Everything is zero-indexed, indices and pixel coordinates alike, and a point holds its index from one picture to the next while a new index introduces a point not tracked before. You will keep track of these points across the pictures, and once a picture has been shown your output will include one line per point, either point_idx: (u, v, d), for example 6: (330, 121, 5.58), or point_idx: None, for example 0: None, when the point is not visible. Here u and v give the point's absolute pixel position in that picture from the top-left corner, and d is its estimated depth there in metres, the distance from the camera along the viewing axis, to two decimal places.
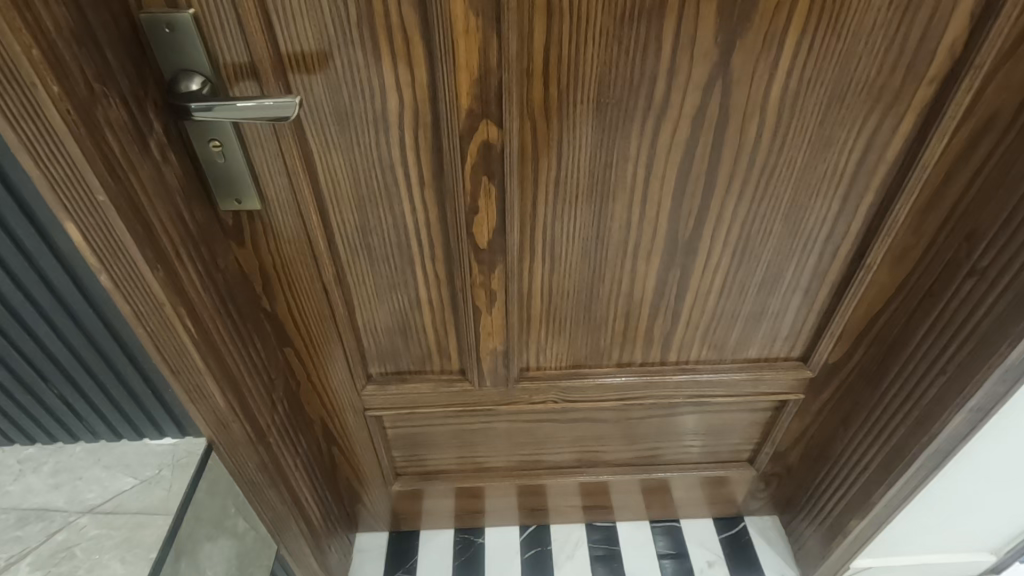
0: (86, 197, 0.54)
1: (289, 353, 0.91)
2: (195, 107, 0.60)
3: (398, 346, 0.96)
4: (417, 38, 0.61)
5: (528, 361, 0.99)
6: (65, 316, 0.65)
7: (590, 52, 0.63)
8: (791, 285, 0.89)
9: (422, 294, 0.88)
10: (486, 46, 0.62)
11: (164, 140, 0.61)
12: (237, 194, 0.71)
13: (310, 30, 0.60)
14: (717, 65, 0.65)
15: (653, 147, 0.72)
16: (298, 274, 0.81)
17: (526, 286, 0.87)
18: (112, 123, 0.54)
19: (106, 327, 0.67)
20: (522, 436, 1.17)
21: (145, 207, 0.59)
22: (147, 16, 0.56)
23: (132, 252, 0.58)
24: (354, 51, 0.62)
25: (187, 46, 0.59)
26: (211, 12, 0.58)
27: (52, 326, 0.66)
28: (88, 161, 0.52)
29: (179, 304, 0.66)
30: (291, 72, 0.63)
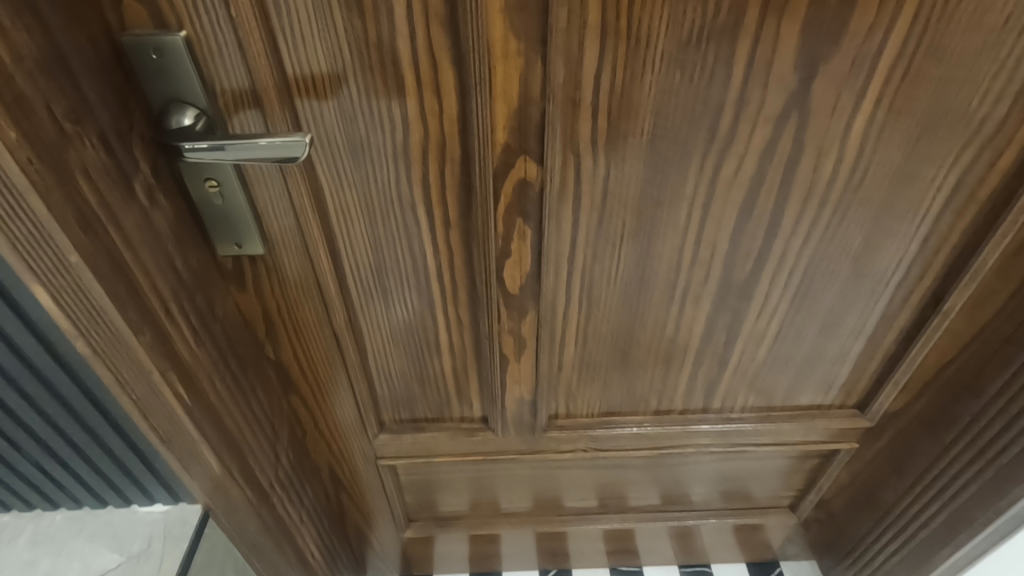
0: (54, 259, 0.45)
1: (295, 401, 0.81)
2: (187, 147, 0.51)
3: (413, 392, 0.87)
4: (446, 62, 0.52)
5: (556, 409, 0.90)
6: (49, 399, 0.59)
7: (648, 79, 0.54)
8: (852, 331, 0.79)
9: (443, 341, 0.78)
10: (527, 74, 0.53)
11: (152, 180, 0.52)
12: (237, 237, 0.61)
13: (321, 53, 0.52)
14: (795, 94, 0.56)
15: (712, 185, 0.63)
16: (305, 319, 0.72)
17: (559, 333, 0.78)
18: (86, 167, 0.45)
19: (95, 405, 0.62)
20: (544, 482, 1.09)
21: (128, 263, 0.51)
22: (132, 38, 0.47)
23: (112, 314, 0.50)
24: (372, 77, 0.53)
25: (179, 75, 0.50)
26: (206, 33, 0.49)
27: (33, 413, 0.60)
28: (57, 219, 0.43)
29: (167, 366, 0.57)
30: (298, 97, 0.54)
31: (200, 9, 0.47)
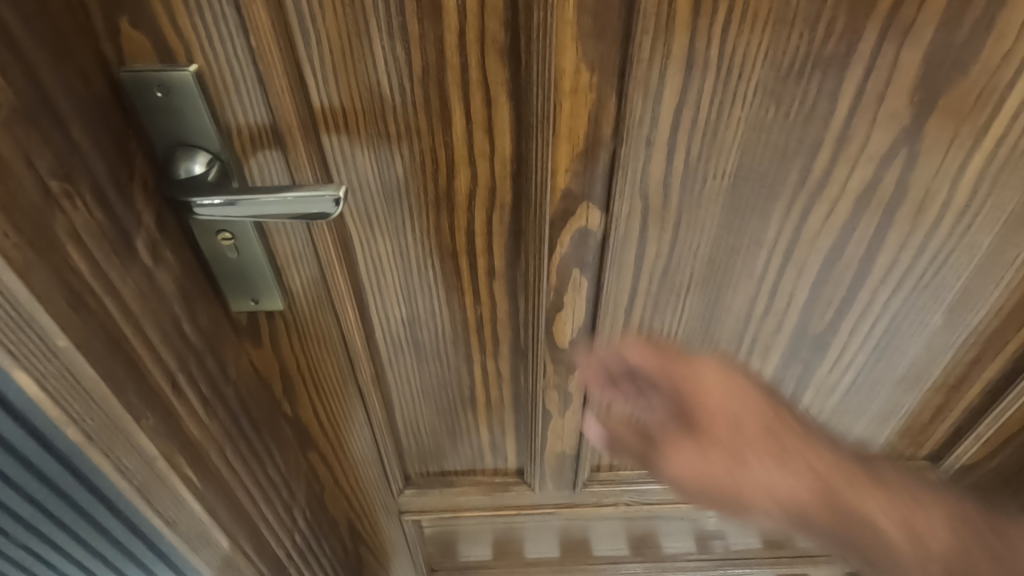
0: (38, 346, 0.37)
1: (312, 456, 0.71)
2: (196, 201, 0.43)
3: (443, 446, 0.79)
4: (502, 97, 0.44)
5: (600, 461, 0.82)
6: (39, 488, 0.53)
7: (737, 115, 0.46)
8: (936, 382, 0.71)
9: (478, 396, 0.71)
10: (598, 111, 0.45)
11: (157, 234, 0.44)
12: (253, 291, 0.53)
13: (356, 86, 0.44)
14: (906, 131, 0.48)
15: (797, 232, 0.55)
16: (328, 376, 0.64)
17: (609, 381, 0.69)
18: (78, 231, 0.37)
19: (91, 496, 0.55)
20: (575, 531, 1.02)
21: (127, 336, 0.42)
22: (130, 73, 0.39)
23: (110, 398, 0.42)
24: (414, 114, 0.45)
25: (187, 116, 0.42)
26: (221, 66, 0.41)
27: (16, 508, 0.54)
28: (42, 298, 0.35)
29: (174, 449, 0.49)
30: (325, 132, 0.46)
31: (215, 37, 0.39)
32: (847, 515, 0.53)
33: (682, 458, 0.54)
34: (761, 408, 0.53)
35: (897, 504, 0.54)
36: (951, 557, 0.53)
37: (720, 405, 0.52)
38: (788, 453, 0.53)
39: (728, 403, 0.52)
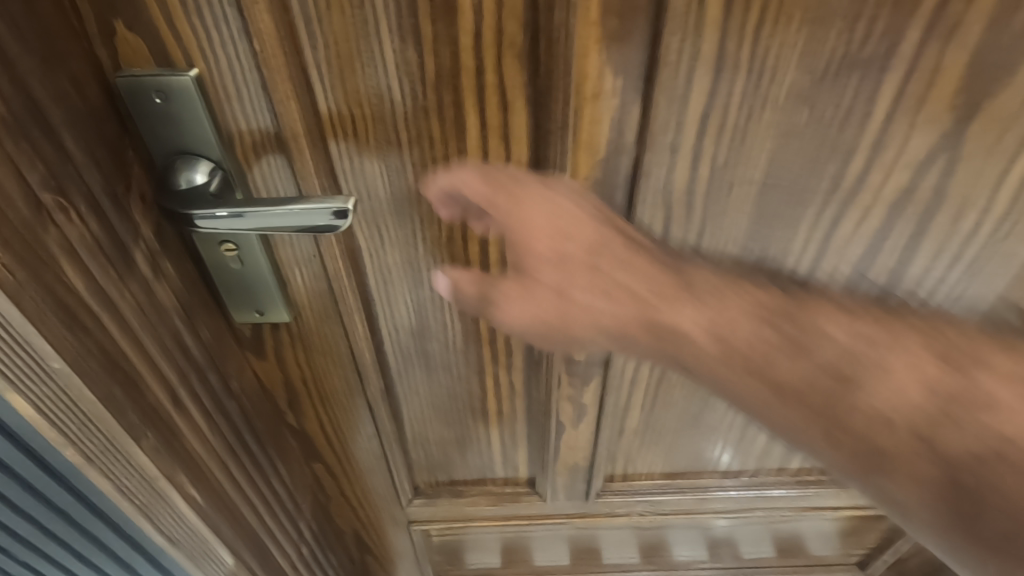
0: (33, 366, 0.35)
1: (318, 468, 0.70)
2: (197, 214, 0.41)
3: (452, 457, 0.77)
4: (519, 102, 0.42)
5: (613, 471, 0.80)
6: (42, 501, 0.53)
7: (767, 119, 0.43)
8: None
9: (489, 406, 0.68)
10: (621, 116, 0.42)
11: (157, 246, 0.42)
12: (257, 303, 0.51)
13: (366, 92, 0.41)
14: (945, 136, 0.44)
15: (828, 235, 0.52)
16: (334, 388, 0.62)
17: (629, 358, 0.62)
18: (73, 246, 0.35)
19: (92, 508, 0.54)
20: (585, 539, 1.00)
21: (127, 355, 0.40)
22: (128, 79, 0.37)
23: (108, 419, 0.40)
24: (427, 120, 0.43)
25: (187, 123, 0.39)
26: (223, 70, 0.38)
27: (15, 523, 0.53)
28: (37, 320, 0.33)
29: (176, 468, 0.47)
30: (332, 140, 0.43)
31: (216, 40, 0.37)
32: (675, 342, 0.44)
33: (511, 299, 0.45)
34: (573, 221, 0.43)
35: (714, 304, 0.43)
36: (802, 387, 0.42)
37: (540, 235, 0.43)
38: (609, 277, 0.43)
39: (553, 229, 0.43)
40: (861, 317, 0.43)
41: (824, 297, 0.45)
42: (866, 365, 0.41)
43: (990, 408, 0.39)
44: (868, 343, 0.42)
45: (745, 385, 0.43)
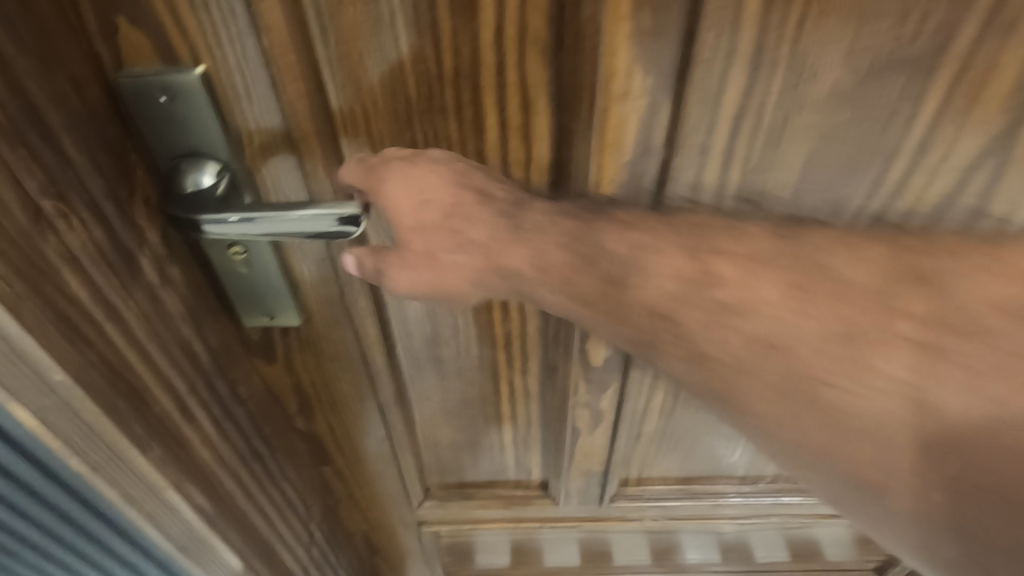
0: (34, 381, 0.33)
1: (328, 471, 0.69)
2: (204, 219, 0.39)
3: (464, 461, 0.75)
4: (542, 100, 0.40)
5: (627, 476, 0.78)
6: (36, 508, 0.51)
7: (805, 120, 0.40)
8: None
9: (502, 411, 0.67)
10: (650, 117, 0.40)
11: (162, 251, 0.40)
12: (267, 307, 0.49)
13: (379, 90, 0.39)
14: (996, 139, 0.40)
15: (893, 199, 0.44)
16: (345, 393, 0.60)
17: (645, 375, 0.62)
18: (74, 255, 0.34)
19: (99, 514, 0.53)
20: (596, 542, 0.99)
21: (131, 365, 0.39)
22: (131, 78, 0.36)
23: (113, 432, 0.39)
24: (445, 120, 0.40)
25: (193, 124, 0.38)
26: (232, 68, 0.37)
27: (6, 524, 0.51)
28: (37, 332, 0.32)
29: (183, 477, 0.46)
30: (343, 141, 0.41)
31: (224, 37, 0.35)
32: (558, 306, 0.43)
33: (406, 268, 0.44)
34: (433, 187, 0.40)
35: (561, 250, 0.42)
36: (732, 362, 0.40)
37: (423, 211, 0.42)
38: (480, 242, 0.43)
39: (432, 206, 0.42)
40: (633, 226, 0.41)
41: (609, 213, 0.43)
42: (628, 265, 0.41)
43: (747, 303, 0.39)
44: (648, 252, 0.41)
45: (566, 310, 0.43)
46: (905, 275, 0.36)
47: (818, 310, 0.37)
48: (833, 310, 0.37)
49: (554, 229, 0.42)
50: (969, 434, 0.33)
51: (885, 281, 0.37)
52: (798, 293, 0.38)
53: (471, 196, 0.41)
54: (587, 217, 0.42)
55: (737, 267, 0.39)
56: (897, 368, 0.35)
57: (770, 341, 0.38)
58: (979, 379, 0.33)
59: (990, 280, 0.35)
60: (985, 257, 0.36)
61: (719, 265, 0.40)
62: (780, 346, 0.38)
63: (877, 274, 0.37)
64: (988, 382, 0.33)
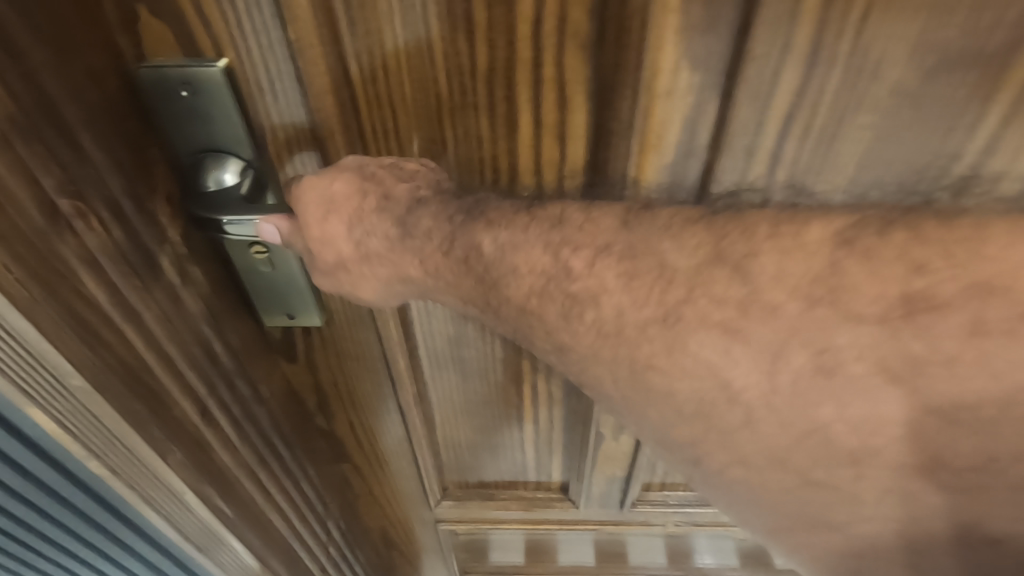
0: (52, 383, 0.33)
1: (346, 468, 0.67)
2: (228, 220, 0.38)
3: (484, 461, 0.74)
4: (579, 97, 0.37)
5: (650, 482, 0.76)
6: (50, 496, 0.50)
7: (860, 120, 0.37)
8: None
9: (525, 413, 0.65)
10: (694, 116, 0.38)
11: (184, 250, 0.39)
12: (288, 307, 0.48)
13: (409, 85, 0.37)
14: None
15: (958, 162, 0.38)
16: (365, 392, 0.59)
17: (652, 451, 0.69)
18: (93, 254, 0.32)
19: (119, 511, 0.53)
20: (615, 543, 0.97)
21: (151, 367, 0.38)
22: (151, 70, 0.34)
23: (130, 434, 0.38)
24: (476, 117, 0.38)
25: (216, 118, 0.36)
26: (256, 61, 0.35)
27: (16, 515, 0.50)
28: (52, 335, 0.31)
29: (201, 479, 0.45)
30: (370, 136, 0.39)
31: (248, 28, 0.34)
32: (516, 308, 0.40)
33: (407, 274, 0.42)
34: (343, 198, 0.39)
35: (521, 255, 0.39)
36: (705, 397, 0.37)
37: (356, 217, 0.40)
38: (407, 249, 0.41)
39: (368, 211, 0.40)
40: (500, 224, 0.39)
41: (482, 210, 0.39)
42: (492, 265, 0.39)
43: (590, 294, 0.37)
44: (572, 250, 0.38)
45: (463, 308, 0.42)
46: (711, 258, 0.35)
47: (642, 294, 0.36)
48: (651, 294, 0.36)
49: (437, 231, 0.40)
50: (814, 427, 0.34)
51: (699, 265, 0.35)
52: (629, 281, 0.36)
53: (373, 200, 0.39)
54: (458, 218, 0.39)
55: (585, 261, 0.37)
56: (722, 355, 0.35)
57: (609, 331, 0.37)
58: (780, 353, 0.34)
59: (774, 258, 0.34)
60: (783, 238, 0.34)
61: (571, 258, 0.37)
62: (623, 337, 0.37)
63: (698, 258, 0.35)
64: (787, 359, 0.34)
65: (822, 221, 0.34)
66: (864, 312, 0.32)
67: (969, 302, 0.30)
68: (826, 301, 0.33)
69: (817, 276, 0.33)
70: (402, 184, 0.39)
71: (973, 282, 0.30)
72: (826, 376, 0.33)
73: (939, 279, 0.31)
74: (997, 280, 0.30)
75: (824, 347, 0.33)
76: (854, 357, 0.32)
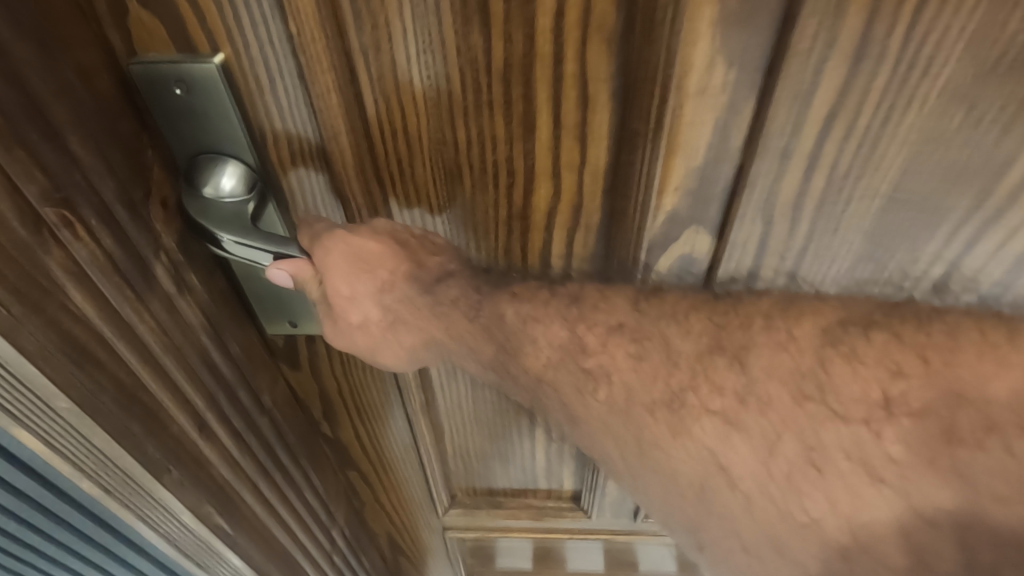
0: (39, 407, 0.31)
1: (353, 475, 0.66)
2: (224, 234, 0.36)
3: (494, 469, 0.71)
4: (603, 96, 0.34)
5: None
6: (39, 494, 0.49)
7: (908, 122, 0.33)
8: None
9: (538, 423, 0.62)
10: (727, 117, 0.35)
11: (179, 258, 0.37)
12: (291, 314, 0.45)
13: (419, 82, 0.34)
14: None
15: (983, 233, 0.37)
16: (372, 401, 0.56)
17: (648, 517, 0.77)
18: (81, 266, 0.30)
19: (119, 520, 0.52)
20: (626, 551, 0.95)
21: (146, 383, 0.36)
22: (143, 66, 0.32)
23: (123, 456, 0.36)
24: (490, 117, 0.36)
25: (214, 119, 0.34)
26: (255, 57, 0.32)
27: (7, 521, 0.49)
28: (38, 359, 0.29)
29: (201, 497, 0.43)
30: (376, 137, 0.37)
31: (246, 20, 0.31)
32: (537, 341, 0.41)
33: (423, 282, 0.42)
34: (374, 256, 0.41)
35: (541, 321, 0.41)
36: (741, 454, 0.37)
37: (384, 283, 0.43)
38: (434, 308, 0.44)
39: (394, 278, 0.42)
40: (526, 297, 0.42)
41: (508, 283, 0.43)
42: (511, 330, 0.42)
43: (604, 371, 0.40)
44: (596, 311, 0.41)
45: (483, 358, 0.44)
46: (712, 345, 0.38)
47: (649, 376, 0.39)
48: (659, 379, 0.39)
49: (464, 300, 0.43)
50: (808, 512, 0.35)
51: (701, 352, 0.38)
52: (638, 362, 0.39)
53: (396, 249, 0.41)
54: (487, 287, 0.43)
55: (599, 338, 0.40)
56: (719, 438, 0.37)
57: (618, 406, 0.40)
58: (770, 442, 0.36)
59: (768, 351, 0.37)
60: (778, 331, 0.37)
61: (587, 333, 0.41)
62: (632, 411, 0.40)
63: (700, 346, 0.38)
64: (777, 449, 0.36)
65: (813, 317, 0.37)
66: (848, 412, 0.35)
67: (939, 411, 0.33)
68: (815, 398, 0.35)
69: (805, 372, 0.36)
70: (435, 257, 0.42)
71: (946, 389, 0.33)
72: (811, 468, 0.35)
73: (912, 386, 0.34)
74: (967, 391, 0.33)
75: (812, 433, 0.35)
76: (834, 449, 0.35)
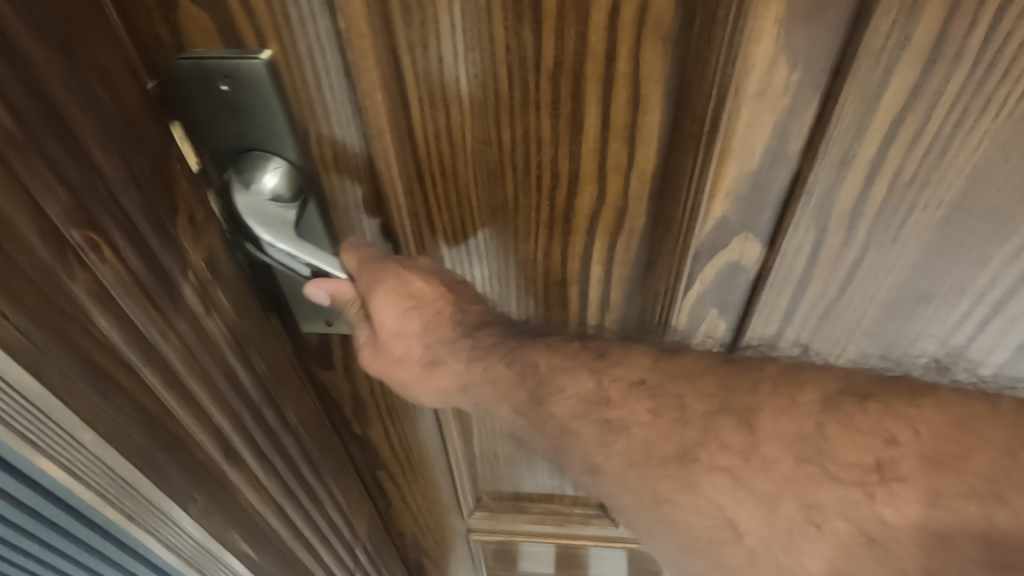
0: (62, 438, 0.32)
1: (380, 475, 0.65)
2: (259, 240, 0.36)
3: (522, 475, 0.70)
4: (655, 96, 0.33)
5: None
6: None
7: (983, 127, 0.31)
8: None
9: None
10: (786, 121, 0.33)
11: (207, 275, 0.37)
12: (327, 313, 0.45)
13: (464, 80, 0.33)
14: None
15: None
16: (403, 403, 0.56)
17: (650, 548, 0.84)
18: (106, 288, 0.30)
19: None
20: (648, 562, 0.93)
21: (167, 407, 0.36)
22: (192, 62, 0.32)
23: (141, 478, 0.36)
24: (535, 116, 0.35)
25: (257, 116, 0.34)
26: (301, 53, 0.32)
27: None
28: (61, 390, 0.29)
29: (220, 520, 0.43)
30: (418, 135, 0.36)
31: (295, 16, 0.31)
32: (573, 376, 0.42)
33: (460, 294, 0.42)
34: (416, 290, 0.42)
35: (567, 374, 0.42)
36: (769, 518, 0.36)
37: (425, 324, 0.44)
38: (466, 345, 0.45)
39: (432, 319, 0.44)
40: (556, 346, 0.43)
41: (540, 336, 0.44)
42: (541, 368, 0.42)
43: (623, 423, 0.39)
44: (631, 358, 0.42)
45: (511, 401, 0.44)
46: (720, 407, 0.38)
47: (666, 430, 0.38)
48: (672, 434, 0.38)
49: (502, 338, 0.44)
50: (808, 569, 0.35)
51: (711, 412, 0.38)
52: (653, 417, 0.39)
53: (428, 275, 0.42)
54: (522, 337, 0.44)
55: (620, 392, 0.40)
56: (726, 494, 0.36)
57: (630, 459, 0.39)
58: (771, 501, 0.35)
59: (774, 414, 0.37)
60: (781, 397, 0.37)
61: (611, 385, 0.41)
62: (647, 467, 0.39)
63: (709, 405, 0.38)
64: (780, 509, 0.35)
65: (814, 383, 0.37)
66: (848, 474, 0.34)
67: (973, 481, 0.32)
68: (812, 461, 0.35)
69: (804, 438, 0.36)
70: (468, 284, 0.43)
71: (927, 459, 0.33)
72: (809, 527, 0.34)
73: (902, 454, 0.34)
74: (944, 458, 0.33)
75: (822, 504, 0.34)
76: (831, 510, 0.34)
